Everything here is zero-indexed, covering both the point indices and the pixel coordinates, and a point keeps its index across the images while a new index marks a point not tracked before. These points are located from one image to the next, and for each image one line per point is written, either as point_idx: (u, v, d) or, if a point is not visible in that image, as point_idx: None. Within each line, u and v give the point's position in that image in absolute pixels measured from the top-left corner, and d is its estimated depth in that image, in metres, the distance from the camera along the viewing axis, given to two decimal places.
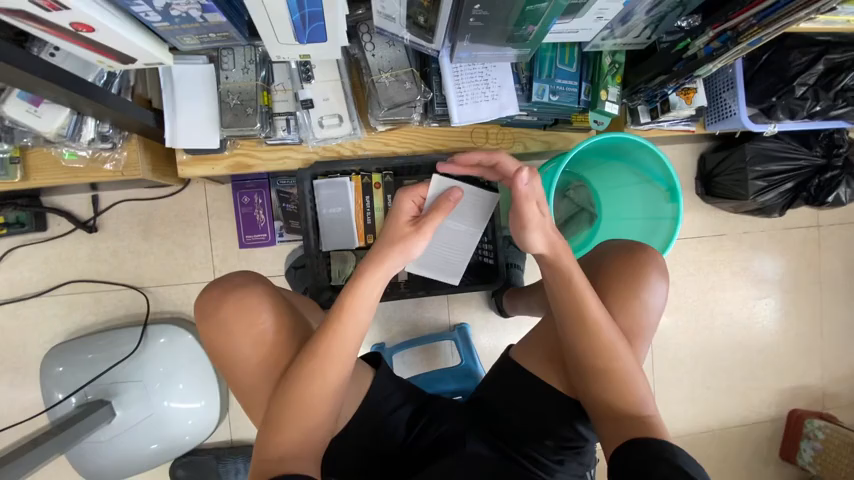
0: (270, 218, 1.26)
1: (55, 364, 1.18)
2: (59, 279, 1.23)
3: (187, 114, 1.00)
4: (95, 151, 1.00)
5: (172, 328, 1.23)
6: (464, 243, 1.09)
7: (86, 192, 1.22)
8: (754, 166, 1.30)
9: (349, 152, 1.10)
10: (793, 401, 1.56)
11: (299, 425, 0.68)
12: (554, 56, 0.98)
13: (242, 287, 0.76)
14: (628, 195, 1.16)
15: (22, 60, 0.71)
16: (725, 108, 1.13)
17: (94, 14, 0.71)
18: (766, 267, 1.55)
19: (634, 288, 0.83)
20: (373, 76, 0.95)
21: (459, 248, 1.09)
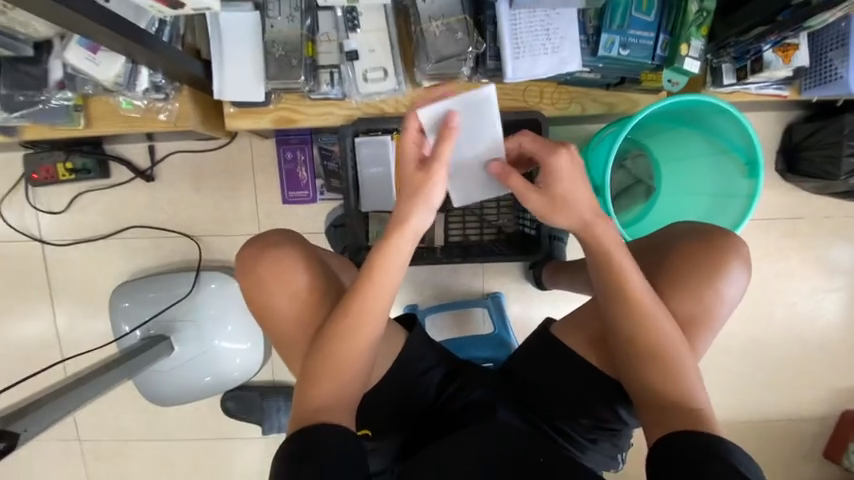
0: (312, 175, 1.27)
1: (122, 299, 1.31)
2: (122, 224, 1.33)
3: (234, 65, 0.98)
4: (150, 102, 1.03)
5: (222, 275, 1.32)
6: None
7: (143, 142, 1.28)
8: (852, 139, 1.11)
9: (392, 110, 1.04)
10: (852, 403, 1.41)
11: (334, 378, 0.69)
12: (629, 3, 0.86)
13: (276, 246, 0.78)
14: (696, 169, 1.04)
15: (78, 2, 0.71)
16: (828, 72, 0.94)
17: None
18: (848, 258, 1.38)
19: (706, 277, 0.79)
20: (422, 24, 0.88)
21: None
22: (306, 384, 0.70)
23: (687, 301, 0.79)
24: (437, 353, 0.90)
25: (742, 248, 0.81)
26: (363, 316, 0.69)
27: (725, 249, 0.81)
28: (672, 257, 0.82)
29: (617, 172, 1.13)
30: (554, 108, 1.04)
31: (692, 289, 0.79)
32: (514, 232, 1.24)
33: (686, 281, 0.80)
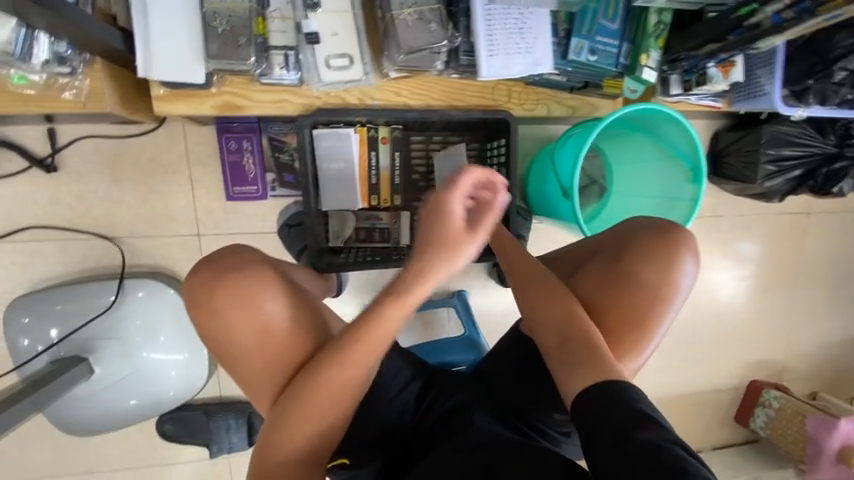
0: (261, 169, 1.13)
1: (19, 315, 1.08)
2: (17, 223, 1.10)
3: (163, 37, 0.82)
4: (52, 77, 0.83)
5: (151, 282, 1.14)
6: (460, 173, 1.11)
7: (42, 123, 1.06)
8: (767, 149, 1.28)
9: (356, 101, 0.96)
10: (754, 372, 1.69)
11: (314, 422, 0.63)
12: (597, 9, 0.87)
13: (235, 272, 0.66)
14: (648, 172, 1.10)
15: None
16: (756, 88, 1.06)
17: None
18: (754, 250, 1.60)
19: (647, 259, 0.82)
20: (393, 11, 0.82)
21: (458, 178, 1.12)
22: (282, 429, 0.63)
23: (636, 281, 0.81)
24: (410, 363, 0.86)
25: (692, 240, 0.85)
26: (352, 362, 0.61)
27: (676, 240, 0.83)
28: (626, 248, 0.84)
29: None
30: (519, 108, 1.04)
31: (646, 280, 0.81)
32: None
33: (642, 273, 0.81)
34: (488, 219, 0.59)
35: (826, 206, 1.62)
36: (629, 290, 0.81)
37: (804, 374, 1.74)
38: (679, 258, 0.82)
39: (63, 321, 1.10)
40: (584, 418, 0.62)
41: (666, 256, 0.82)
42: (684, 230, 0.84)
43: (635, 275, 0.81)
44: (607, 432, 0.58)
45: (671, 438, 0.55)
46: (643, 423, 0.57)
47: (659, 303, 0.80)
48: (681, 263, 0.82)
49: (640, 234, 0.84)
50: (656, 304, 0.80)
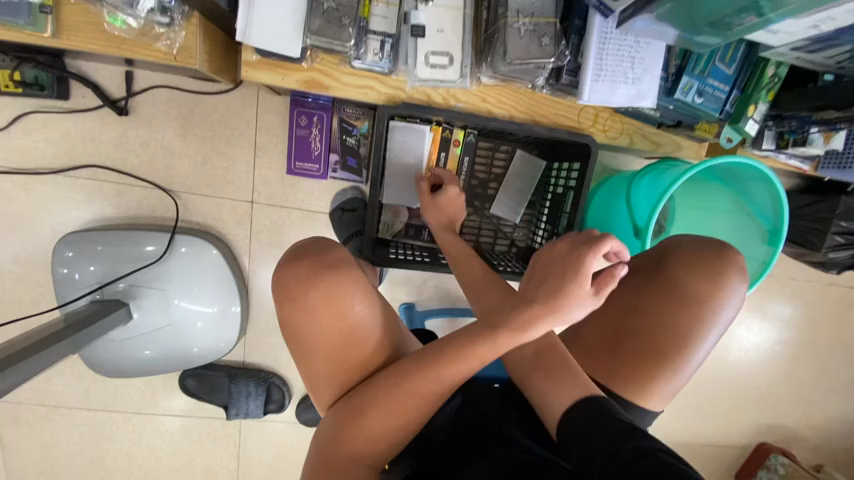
0: (326, 148, 1.11)
1: (66, 249, 1.09)
2: (79, 160, 1.10)
3: (267, 4, 0.80)
4: (148, 24, 0.81)
5: (197, 240, 1.14)
6: (519, 191, 1.15)
7: (120, 66, 1.05)
8: (840, 220, 1.23)
9: (441, 100, 0.93)
10: (765, 435, 1.66)
11: (380, 431, 0.63)
12: (716, 50, 0.83)
13: (332, 270, 0.67)
14: (716, 223, 1.07)
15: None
16: (851, 158, 1.02)
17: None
18: (796, 315, 1.55)
19: (700, 271, 0.81)
20: (507, 17, 0.78)
21: (516, 195, 1.15)
22: (350, 431, 0.63)
23: (695, 289, 0.81)
24: None
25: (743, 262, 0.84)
26: (437, 376, 0.63)
27: (727, 262, 0.82)
28: (671, 263, 0.84)
29: None
30: (602, 136, 1.00)
31: (691, 294, 0.80)
32: (526, 248, 1.21)
33: (689, 288, 0.81)
34: (611, 285, 0.60)
35: None
36: (671, 302, 0.81)
37: (815, 446, 1.71)
38: (728, 278, 0.81)
39: (108, 263, 1.11)
40: (574, 441, 0.63)
41: (715, 275, 0.81)
42: (735, 250, 0.83)
43: (680, 288, 0.81)
44: (599, 451, 0.59)
45: (664, 449, 0.56)
46: (635, 437, 0.58)
47: (703, 319, 0.80)
48: (729, 284, 0.81)
49: (686, 250, 0.84)
50: (700, 320, 0.80)
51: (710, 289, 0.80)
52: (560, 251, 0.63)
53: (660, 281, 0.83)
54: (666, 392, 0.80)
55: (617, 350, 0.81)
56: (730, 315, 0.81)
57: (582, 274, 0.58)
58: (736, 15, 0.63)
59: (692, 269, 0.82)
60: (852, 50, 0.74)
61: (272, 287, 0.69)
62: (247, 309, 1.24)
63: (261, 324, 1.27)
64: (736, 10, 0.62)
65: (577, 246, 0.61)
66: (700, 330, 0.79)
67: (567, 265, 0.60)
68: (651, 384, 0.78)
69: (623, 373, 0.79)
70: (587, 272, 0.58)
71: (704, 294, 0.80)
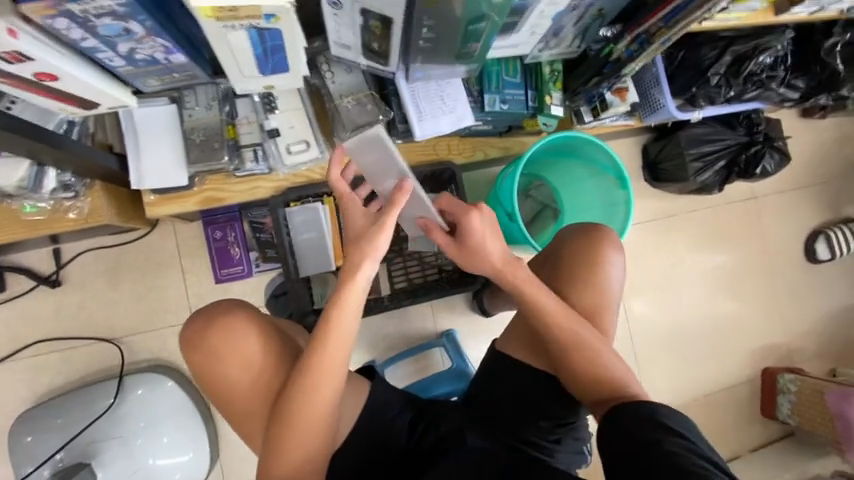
0: (245, 249, 1.26)
1: (23, 433, 1.10)
2: (23, 341, 1.17)
3: (151, 156, 0.99)
4: (57, 201, 0.98)
5: (151, 376, 1.18)
6: None
7: (47, 246, 1.19)
8: (690, 149, 1.44)
9: (321, 176, 1.12)
10: (763, 360, 1.67)
11: (301, 443, 0.70)
12: (499, 70, 1.08)
13: (223, 316, 0.75)
14: (584, 188, 1.25)
15: None
16: (655, 102, 1.24)
17: (64, 66, 0.70)
18: (717, 241, 1.69)
19: (589, 261, 0.89)
20: (335, 101, 1.01)
21: None
22: (274, 455, 0.70)
23: (587, 276, 0.88)
24: (402, 397, 0.88)
25: (615, 237, 0.93)
26: (324, 379, 0.70)
27: (605, 239, 0.91)
28: (567, 251, 0.91)
29: (526, 200, 1.30)
30: (461, 157, 1.20)
31: (587, 278, 0.88)
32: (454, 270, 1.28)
33: (579, 276, 0.88)
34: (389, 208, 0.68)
35: (771, 188, 1.74)
36: (571, 288, 0.88)
37: (812, 354, 1.73)
38: (606, 253, 0.90)
39: (65, 432, 1.12)
40: (619, 432, 0.68)
41: (593, 256, 0.89)
42: (607, 228, 0.93)
43: (575, 276, 0.88)
44: (643, 448, 0.65)
45: (700, 452, 0.63)
46: (672, 436, 0.65)
47: (599, 295, 0.88)
48: (609, 256, 0.90)
49: (566, 245, 0.92)
50: (602, 298, 0.88)
51: (593, 271, 0.88)
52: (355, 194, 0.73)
53: (558, 272, 0.90)
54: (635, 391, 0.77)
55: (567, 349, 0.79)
56: (619, 281, 0.90)
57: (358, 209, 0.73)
58: (466, 46, 0.89)
59: (584, 258, 0.89)
60: (576, 36, 1.01)
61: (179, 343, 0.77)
62: (216, 428, 1.24)
63: (232, 440, 1.25)
64: (462, 42, 0.87)
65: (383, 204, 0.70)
66: (604, 307, 0.88)
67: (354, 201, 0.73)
68: (609, 382, 0.78)
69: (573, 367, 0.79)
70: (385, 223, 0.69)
71: (592, 275, 0.88)
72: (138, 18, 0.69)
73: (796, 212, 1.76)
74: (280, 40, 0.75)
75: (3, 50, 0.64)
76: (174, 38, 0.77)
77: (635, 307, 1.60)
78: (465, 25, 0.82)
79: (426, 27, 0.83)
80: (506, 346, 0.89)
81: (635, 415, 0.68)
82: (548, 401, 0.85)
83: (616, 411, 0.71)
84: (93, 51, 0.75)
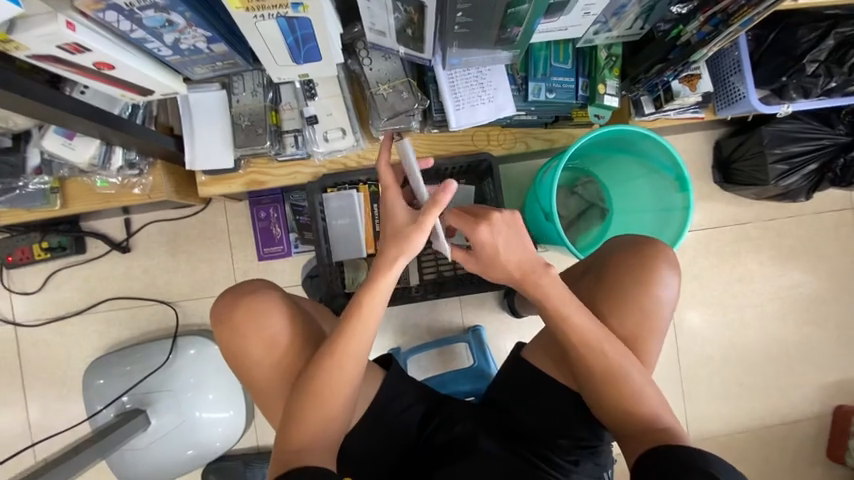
0: (286, 230, 1.32)
1: (97, 376, 1.28)
2: (99, 297, 1.35)
3: (203, 139, 1.06)
4: (125, 178, 1.09)
5: (200, 339, 1.31)
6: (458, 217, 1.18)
7: (119, 216, 1.34)
8: (773, 148, 1.23)
9: (355, 163, 1.14)
10: (840, 397, 1.45)
11: (315, 422, 0.71)
12: (548, 55, 0.99)
13: (251, 295, 0.80)
14: (637, 188, 1.14)
15: (51, 97, 0.78)
16: (734, 92, 1.08)
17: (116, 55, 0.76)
18: (797, 255, 1.46)
19: (638, 280, 0.81)
20: (371, 88, 1.00)
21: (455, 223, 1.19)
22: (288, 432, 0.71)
23: (632, 295, 0.80)
24: (417, 389, 0.89)
25: (671, 254, 0.84)
26: (341, 363, 0.71)
27: (656, 253, 0.82)
28: (612, 263, 0.83)
29: (570, 198, 1.22)
30: (500, 149, 1.14)
31: (632, 296, 0.80)
32: None
33: (624, 294, 0.81)
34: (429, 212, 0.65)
35: None
36: (614, 306, 0.81)
37: None
38: (657, 269, 0.81)
39: (129, 379, 1.28)
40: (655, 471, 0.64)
41: (644, 274, 0.81)
42: (662, 243, 0.84)
43: (619, 294, 0.81)
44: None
45: None
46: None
47: (643, 318, 0.80)
48: (660, 273, 0.81)
49: (611, 257, 0.84)
50: (647, 321, 0.80)
51: (642, 291, 0.80)
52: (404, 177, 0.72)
53: (599, 286, 0.83)
54: (667, 428, 0.71)
55: (600, 371, 0.74)
56: (668, 306, 0.82)
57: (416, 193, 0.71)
58: (506, 30, 0.83)
59: (632, 274, 0.81)
60: (639, 16, 0.89)
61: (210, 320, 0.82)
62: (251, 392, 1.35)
63: None
64: (502, 27, 0.81)
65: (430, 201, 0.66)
66: (648, 331, 0.80)
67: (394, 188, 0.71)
68: (639, 415, 0.73)
69: (602, 393, 0.74)
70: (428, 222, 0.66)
71: (639, 296, 0.80)
72: (179, 9, 0.74)
73: None
74: (310, 28, 0.77)
75: (64, 42, 0.70)
76: (212, 28, 0.82)
77: (686, 321, 1.45)
78: (504, 9, 0.76)
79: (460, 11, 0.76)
80: (534, 354, 0.85)
81: (674, 462, 0.62)
82: (571, 418, 0.80)
83: (650, 453, 0.66)
84: (143, 42, 0.81)
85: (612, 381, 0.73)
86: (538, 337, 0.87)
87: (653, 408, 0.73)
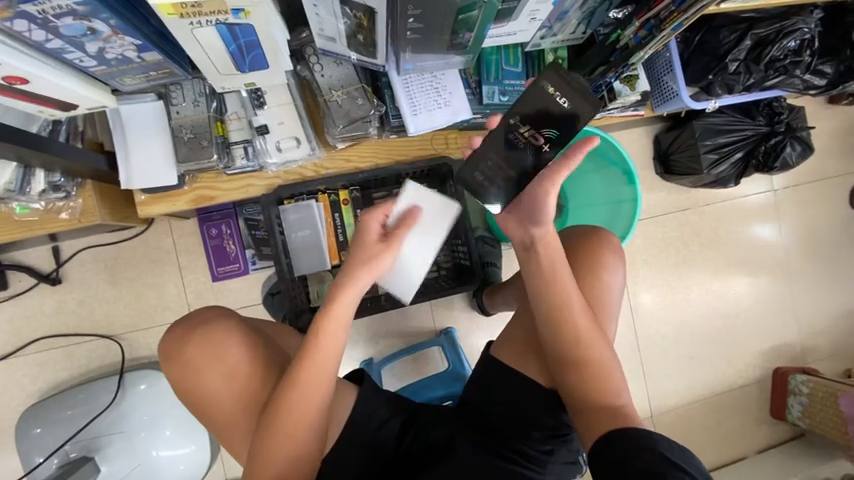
0: (241, 247, 1.25)
1: (31, 426, 1.13)
2: (28, 337, 1.20)
3: (140, 155, 0.97)
4: (49, 202, 0.97)
5: (151, 373, 1.19)
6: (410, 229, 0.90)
7: (46, 244, 1.19)
8: (704, 140, 1.35)
9: (312, 173, 1.08)
10: (776, 360, 1.62)
11: (284, 454, 0.67)
12: (499, 59, 1.01)
13: (205, 325, 0.75)
14: (589, 183, 1.19)
15: None
16: (668, 90, 1.17)
17: (27, 67, 0.69)
18: (732, 235, 1.61)
19: (595, 270, 0.83)
20: (325, 95, 0.97)
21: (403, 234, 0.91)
22: (257, 467, 0.66)
23: (593, 287, 0.82)
24: (391, 400, 0.87)
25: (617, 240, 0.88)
26: (309, 385, 0.67)
27: (601, 240, 0.85)
28: (563, 253, 0.86)
29: None
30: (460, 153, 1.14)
31: (583, 282, 0.82)
32: (453, 266, 1.23)
33: (584, 284, 0.82)
34: (402, 232, 0.71)
35: (792, 180, 1.64)
36: None
37: (829, 354, 1.66)
38: (610, 256, 0.84)
39: (71, 425, 1.15)
40: (611, 462, 0.62)
41: (598, 262, 0.84)
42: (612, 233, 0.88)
43: (579, 282, 0.83)
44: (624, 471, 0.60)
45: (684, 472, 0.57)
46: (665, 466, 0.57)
47: (605, 308, 0.82)
48: (612, 260, 0.84)
49: (568, 246, 0.87)
50: (600, 305, 0.82)
51: (598, 280, 0.83)
52: (581, 108, 0.68)
53: None
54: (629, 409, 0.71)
55: (557, 358, 0.75)
56: (622, 293, 0.85)
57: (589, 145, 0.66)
58: (458, 35, 0.84)
59: (581, 261, 0.84)
60: (581, 21, 0.94)
61: (160, 356, 0.76)
62: None
63: None
64: (454, 31, 0.82)
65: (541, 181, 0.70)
66: (605, 318, 0.82)
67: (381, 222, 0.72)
68: (599, 399, 0.72)
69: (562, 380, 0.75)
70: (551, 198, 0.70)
71: (597, 285, 0.83)
72: (101, 16, 0.67)
73: (817, 205, 1.66)
74: (254, 35, 0.72)
75: None
76: (145, 37, 0.75)
77: (642, 304, 1.55)
78: (456, 13, 0.77)
79: (412, 17, 0.76)
80: (500, 350, 0.85)
81: (628, 441, 0.63)
82: (540, 409, 0.79)
83: (607, 436, 0.65)
84: (60, 52, 0.73)
85: (570, 366, 0.74)
86: (503, 333, 0.88)
87: (612, 390, 0.73)
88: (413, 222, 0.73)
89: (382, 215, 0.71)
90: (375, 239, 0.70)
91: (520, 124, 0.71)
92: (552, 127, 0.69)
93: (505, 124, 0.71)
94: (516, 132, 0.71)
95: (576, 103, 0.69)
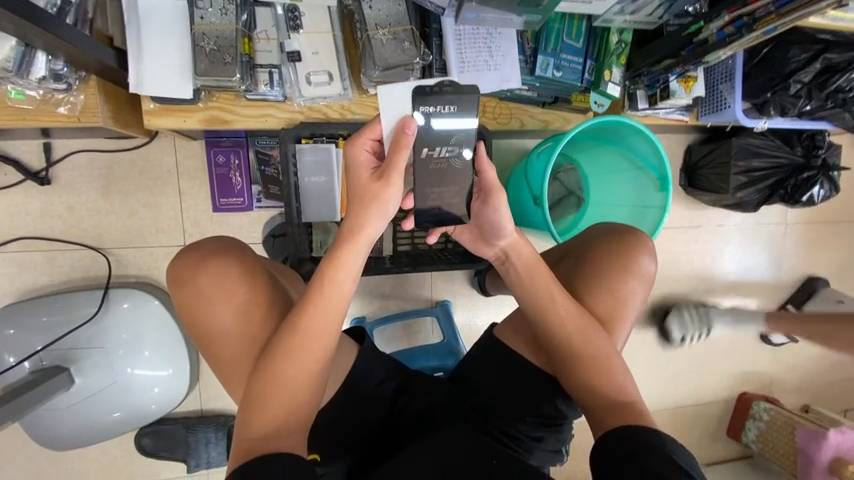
0: (248, 181, 1.17)
1: (5, 326, 1.09)
2: (9, 235, 1.13)
3: (155, 58, 0.87)
4: (47, 92, 0.87)
5: (136, 294, 1.15)
6: None
7: (37, 138, 1.10)
8: (738, 160, 1.31)
9: (337, 115, 0.99)
10: (744, 385, 1.68)
11: (284, 399, 0.64)
12: (561, 29, 0.94)
13: (218, 256, 0.71)
14: (619, 182, 1.15)
15: None
16: (720, 100, 1.10)
17: None
18: (735, 260, 1.62)
19: (620, 269, 0.81)
20: (369, 31, 0.88)
21: None
22: (254, 409, 0.64)
23: (613, 285, 0.81)
24: (388, 363, 0.86)
25: (648, 242, 0.85)
26: (319, 333, 0.64)
27: (634, 242, 0.83)
28: (591, 248, 0.84)
29: (552, 183, 1.21)
30: (495, 123, 1.04)
31: (606, 280, 0.81)
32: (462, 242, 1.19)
33: (605, 281, 0.81)
34: (397, 159, 0.61)
35: (806, 217, 1.64)
36: (595, 291, 0.81)
37: (793, 387, 1.73)
38: (637, 257, 0.82)
39: (47, 332, 1.10)
40: (616, 458, 0.61)
41: (624, 261, 0.82)
42: (643, 233, 0.85)
43: (601, 279, 0.81)
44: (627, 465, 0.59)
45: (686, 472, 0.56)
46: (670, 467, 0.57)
47: (621, 308, 0.81)
48: (639, 262, 0.82)
49: (595, 240, 0.85)
50: (619, 306, 0.81)
51: (620, 279, 0.81)
52: (461, 97, 0.66)
53: (582, 270, 0.83)
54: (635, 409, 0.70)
55: (566, 349, 0.74)
56: (642, 297, 0.83)
57: (483, 154, 0.67)
58: None
59: (608, 258, 0.82)
60: (662, 3, 0.87)
61: (167, 280, 0.72)
62: (197, 354, 1.23)
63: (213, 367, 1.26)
64: None
65: (485, 196, 0.71)
66: (620, 318, 0.81)
67: (371, 153, 0.66)
68: (606, 395, 0.71)
69: (570, 371, 0.74)
70: (501, 204, 0.71)
71: (617, 284, 0.81)
72: None
73: (823, 246, 1.67)
74: None
75: None
76: None
77: None
78: None
79: None
80: (506, 333, 0.84)
81: (637, 440, 0.62)
82: (539, 398, 0.79)
83: (610, 433, 0.65)
84: None
85: (580, 361, 0.73)
86: (510, 318, 0.86)
87: (620, 388, 0.72)
88: (410, 139, 0.62)
89: (369, 143, 0.65)
90: (364, 171, 0.65)
91: (432, 146, 0.68)
92: (459, 125, 0.67)
93: (420, 158, 0.68)
94: (432, 155, 0.68)
95: (459, 99, 0.66)
